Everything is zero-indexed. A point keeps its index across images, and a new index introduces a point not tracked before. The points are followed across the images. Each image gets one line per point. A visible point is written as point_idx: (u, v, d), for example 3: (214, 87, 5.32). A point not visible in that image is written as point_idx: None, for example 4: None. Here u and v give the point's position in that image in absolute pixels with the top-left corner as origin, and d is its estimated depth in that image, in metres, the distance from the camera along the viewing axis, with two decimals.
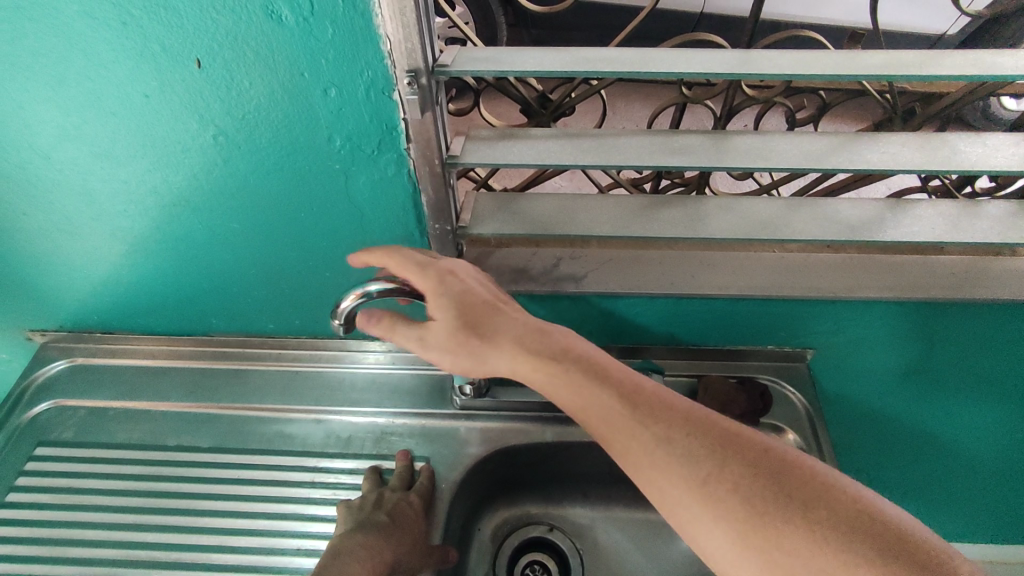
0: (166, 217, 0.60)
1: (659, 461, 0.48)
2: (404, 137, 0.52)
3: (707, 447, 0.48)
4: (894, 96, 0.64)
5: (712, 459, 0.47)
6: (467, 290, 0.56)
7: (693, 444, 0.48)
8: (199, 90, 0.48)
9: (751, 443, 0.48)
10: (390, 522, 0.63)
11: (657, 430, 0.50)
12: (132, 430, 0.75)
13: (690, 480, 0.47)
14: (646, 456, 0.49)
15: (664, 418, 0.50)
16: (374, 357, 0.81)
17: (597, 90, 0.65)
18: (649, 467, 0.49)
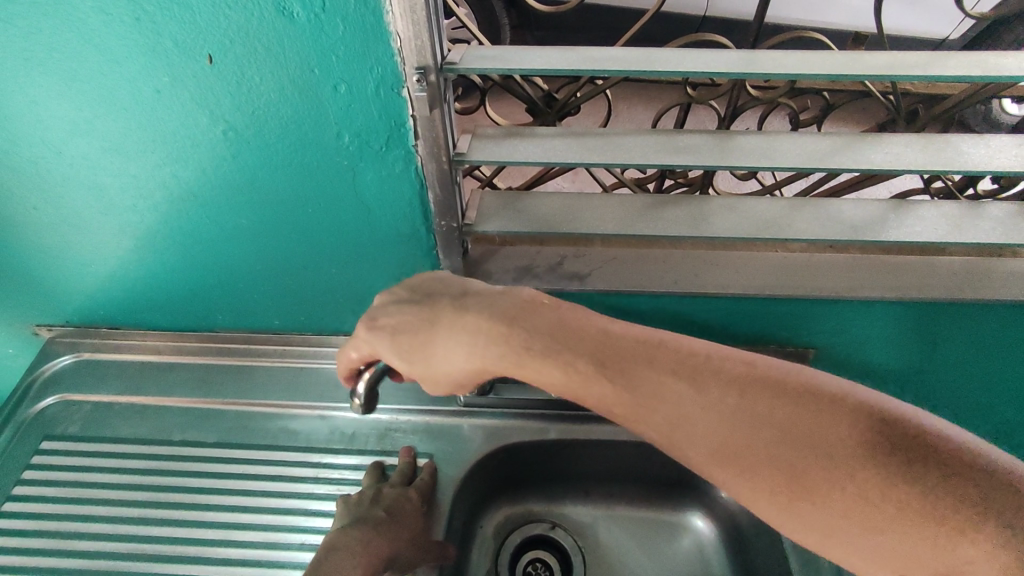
0: (174, 212, 0.60)
1: (769, 482, 0.44)
2: (411, 134, 0.52)
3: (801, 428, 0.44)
4: (898, 98, 0.65)
5: (825, 460, 0.43)
6: (424, 323, 0.55)
7: (795, 446, 0.44)
8: (211, 85, 0.49)
9: (859, 421, 0.44)
10: (386, 520, 0.64)
11: (749, 442, 0.45)
12: (137, 425, 0.75)
13: (762, 472, 0.45)
14: (753, 485, 0.45)
15: (756, 420, 0.45)
16: None
17: (602, 89, 0.65)
18: (752, 484, 0.45)
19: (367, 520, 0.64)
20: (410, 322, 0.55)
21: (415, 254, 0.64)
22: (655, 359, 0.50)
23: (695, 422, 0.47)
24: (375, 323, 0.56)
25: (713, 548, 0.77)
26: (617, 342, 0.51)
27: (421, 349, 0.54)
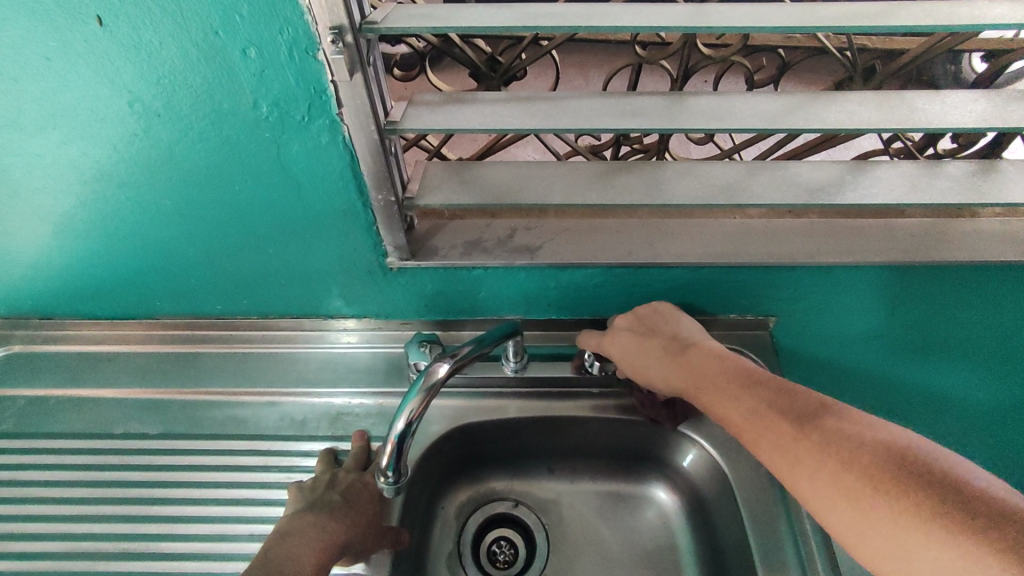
0: (90, 194, 0.56)
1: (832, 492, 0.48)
2: (335, 102, 0.48)
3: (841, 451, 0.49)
4: (854, 54, 0.62)
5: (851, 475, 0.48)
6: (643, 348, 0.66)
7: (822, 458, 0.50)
8: (107, 52, 0.44)
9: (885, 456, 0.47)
10: (341, 504, 0.62)
11: (835, 470, 0.49)
12: (75, 418, 0.72)
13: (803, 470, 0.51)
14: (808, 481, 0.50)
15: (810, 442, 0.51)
16: (354, 336, 0.76)
17: (547, 50, 0.61)
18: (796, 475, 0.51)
19: (322, 504, 0.62)
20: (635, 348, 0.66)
21: (354, 231, 0.61)
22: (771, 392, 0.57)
23: (791, 455, 0.52)
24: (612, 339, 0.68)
25: (676, 519, 0.77)
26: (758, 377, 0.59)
27: (636, 363, 0.67)
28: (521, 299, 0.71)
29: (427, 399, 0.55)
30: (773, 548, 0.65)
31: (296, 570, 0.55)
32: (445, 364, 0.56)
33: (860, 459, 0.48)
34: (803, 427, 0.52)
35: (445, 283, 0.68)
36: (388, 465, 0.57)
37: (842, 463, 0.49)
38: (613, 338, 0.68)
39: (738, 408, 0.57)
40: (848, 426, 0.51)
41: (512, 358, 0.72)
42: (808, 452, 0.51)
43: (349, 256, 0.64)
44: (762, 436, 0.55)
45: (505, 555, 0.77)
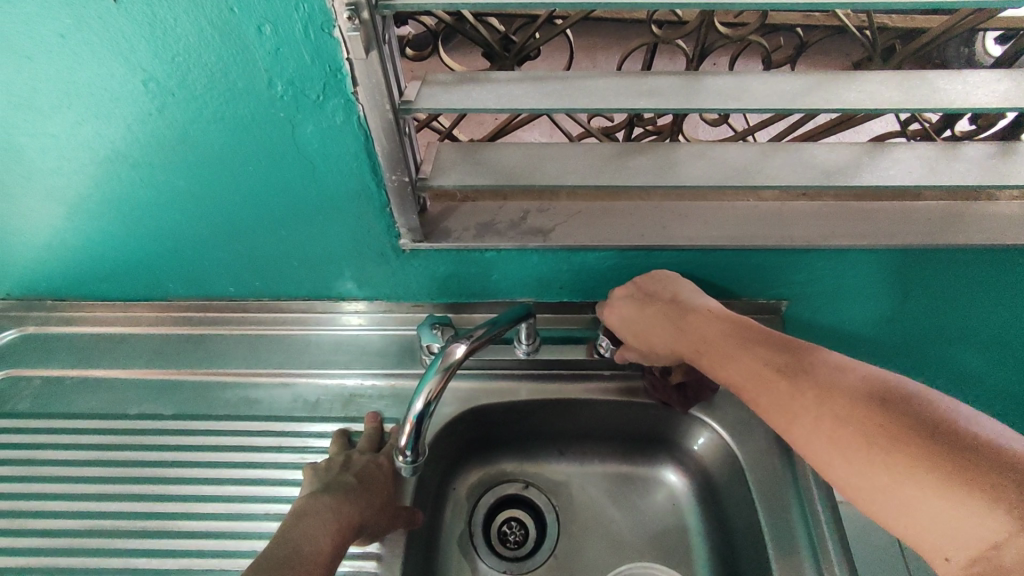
0: (103, 174, 0.56)
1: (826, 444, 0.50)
2: (351, 80, 0.48)
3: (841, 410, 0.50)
4: (875, 32, 0.61)
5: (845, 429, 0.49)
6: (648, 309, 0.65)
7: (818, 414, 0.51)
8: (121, 29, 0.44)
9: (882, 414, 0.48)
10: (357, 484, 0.63)
11: (832, 425, 0.50)
12: (90, 399, 0.73)
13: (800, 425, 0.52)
14: (802, 432, 0.52)
15: (810, 401, 0.52)
16: (360, 320, 0.76)
17: (562, 29, 0.60)
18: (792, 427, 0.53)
19: (338, 484, 0.62)
20: (640, 310, 0.65)
21: (368, 213, 0.61)
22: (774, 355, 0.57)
23: (790, 412, 0.53)
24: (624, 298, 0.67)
25: (686, 501, 0.77)
26: (761, 344, 0.58)
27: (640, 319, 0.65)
28: (533, 281, 0.71)
29: (444, 378, 0.55)
30: (784, 531, 0.65)
31: (315, 549, 0.54)
32: (462, 345, 0.56)
33: (856, 413, 0.49)
34: (802, 385, 0.53)
35: (457, 265, 0.68)
36: (406, 444, 0.57)
37: (840, 420, 0.49)
38: (620, 300, 0.67)
39: (739, 370, 0.58)
40: (844, 382, 0.51)
41: (524, 341, 0.71)
42: (808, 406, 0.52)
43: (361, 238, 0.64)
44: (760, 395, 0.56)
45: (516, 535, 0.78)
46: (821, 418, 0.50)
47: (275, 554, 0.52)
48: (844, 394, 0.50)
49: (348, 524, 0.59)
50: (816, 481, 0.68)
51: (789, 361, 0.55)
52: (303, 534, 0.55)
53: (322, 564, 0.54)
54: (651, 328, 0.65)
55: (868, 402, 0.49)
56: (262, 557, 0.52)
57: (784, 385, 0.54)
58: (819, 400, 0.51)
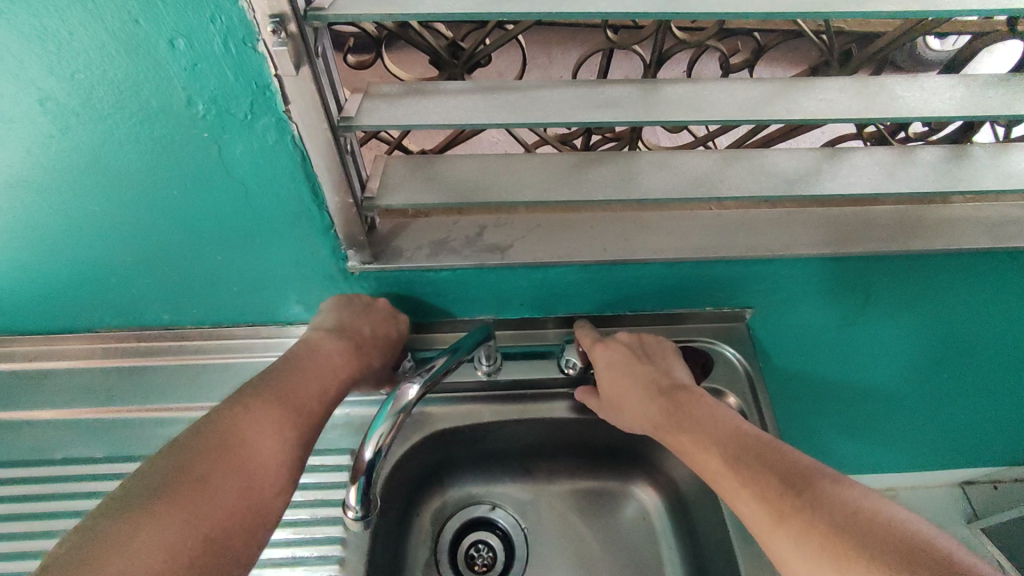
0: (7, 201, 0.50)
1: (771, 519, 0.48)
2: (281, 97, 0.44)
3: (792, 489, 0.49)
4: (832, 37, 0.59)
5: (792, 505, 0.48)
6: (622, 370, 0.65)
7: (768, 488, 0.50)
8: (7, 43, 0.38)
9: (830, 498, 0.47)
10: (343, 355, 0.60)
11: (781, 499, 0.49)
12: (12, 445, 0.67)
13: (746, 496, 0.51)
14: (750, 500, 0.51)
15: (760, 474, 0.51)
16: None
17: (514, 35, 0.57)
18: (739, 495, 0.51)
19: (349, 327, 0.60)
20: (616, 368, 0.65)
21: (310, 235, 0.56)
22: (729, 429, 0.56)
23: (740, 481, 0.52)
24: (607, 350, 0.67)
25: (655, 515, 0.76)
26: (722, 419, 0.58)
27: (613, 378, 0.65)
28: (493, 299, 0.68)
29: (398, 421, 0.52)
30: (756, 547, 0.64)
31: (316, 386, 0.57)
32: (416, 386, 0.52)
33: (808, 493, 0.48)
34: (753, 459, 0.52)
35: (412, 285, 0.64)
36: (356, 499, 0.53)
37: (789, 497, 0.48)
38: (606, 351, 0.67)
39: (696, 437, 0.57)
40: (794, 461, 0.51)
41: (484, 361, 0.70)
42: (759, 480, 0.51)
43: (305, 261, 0.60)
44: (712, 463, 0.55)
45: (484, 559, 0.75)
46: (769, 491, 0.49)
47: (283, 373, 0.56)
48: (795, 475, 0.50)
49: (326, 403, 0.57)
50: None
51: (744, 435, 0.55)
52: (313, 366, 0.58)
53: (320, 406, 0.56)
54: (622, 386, 0.64)
55: (818, 486, 0.48)
56: (240, 415, 0.51)
57: (736, 457, 0.53)
58: (771, 476, 0.50)
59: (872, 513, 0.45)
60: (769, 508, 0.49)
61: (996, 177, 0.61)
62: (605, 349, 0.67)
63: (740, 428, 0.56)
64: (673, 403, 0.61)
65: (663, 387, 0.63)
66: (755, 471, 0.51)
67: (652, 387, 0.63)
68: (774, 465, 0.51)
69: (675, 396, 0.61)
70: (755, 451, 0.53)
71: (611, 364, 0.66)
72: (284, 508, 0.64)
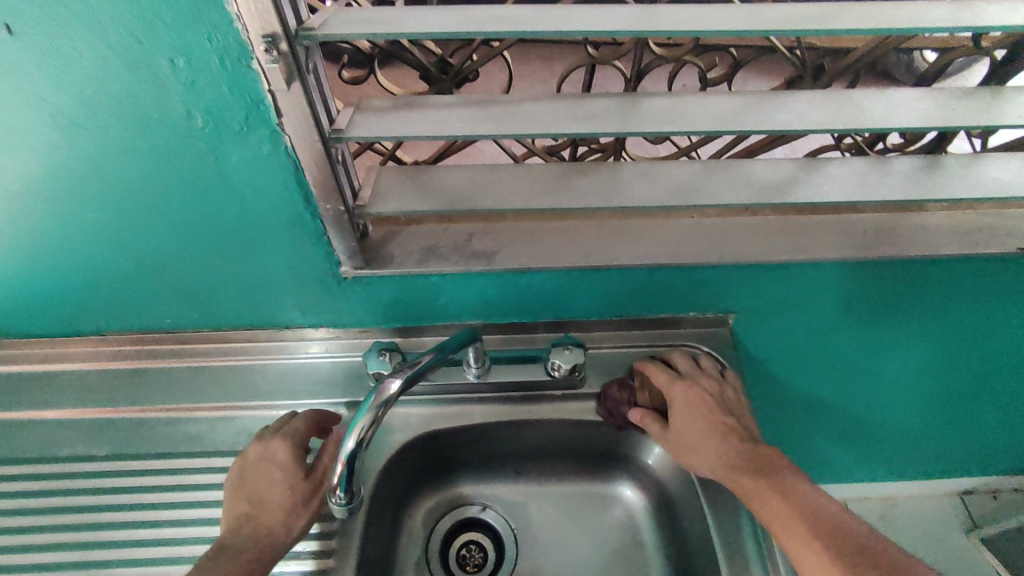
0: (18, 210, 0.53)
1: (795, 536, 0.56)
2: (274, 111, 0.47)
3: (816, 516, 0.56)
4: (804, 52, 0.62)
5: (814, 529, 0.55)
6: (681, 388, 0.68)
7: (793, 510, 0.57)
8: (20, 62, 0.42)
9: (846, 531, 0.55)
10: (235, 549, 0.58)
11: (804, 522, 0.56)
12: (20, 443, 0.70)
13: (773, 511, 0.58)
14: (775, 516, 0.58)
15: (787, 497, 0.58)
16: (319, 346, 0.74)
17: (500, 50, 0.60)
18: (766, 512, 0.58)
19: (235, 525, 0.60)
20: (672, 386, 0.69)
21: (304, 241, 0.59)
22: (761, 456, 0.63)
23: (768, 500, 0.59)
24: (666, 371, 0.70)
25: (641, 515, 0.78)
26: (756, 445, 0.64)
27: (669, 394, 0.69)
28: (481, 304, 0.70)
29: (377, 415, 0.54)
30: (736, 546, 0.66)
31: None
32: (396, 381, 0.55)
33: (828, 524, 0.56)
34: (781, 484, 0.59)
35: (403, 291, 0.67)
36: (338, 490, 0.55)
37: (812, 522, 0.56)
38: (662, 373, 0.70)
39: (732, 456, 0.63)
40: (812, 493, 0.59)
41: (473, 363, 0.71)
42: (785, 502, 0.58)
43: (300, 266, 0.62)
44: (741, 480, 0.61)
45: (474, 559, 0.77)
46: (796, 513, 0.57)
47: None
48: (817, 506, 0.57)
49: None
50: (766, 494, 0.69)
51: (774, 464, 0.62)
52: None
53: None
54: (674, 403, 0.68)
55: (837, 520, 0.56)
56: None
57: (766, 479, 0.60)
58: (795, 501, 0.58)
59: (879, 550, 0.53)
60: (795, 525, 0.56)
61: (968, 184, 0.63)
62: (665, 371, 0.70)
63: (772, 459, 0.62)
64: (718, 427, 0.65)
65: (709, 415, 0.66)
66: (783, 493, 0.58)
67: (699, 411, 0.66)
68: (801, 494, 0.58)
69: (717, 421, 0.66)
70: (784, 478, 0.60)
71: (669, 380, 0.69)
72: None
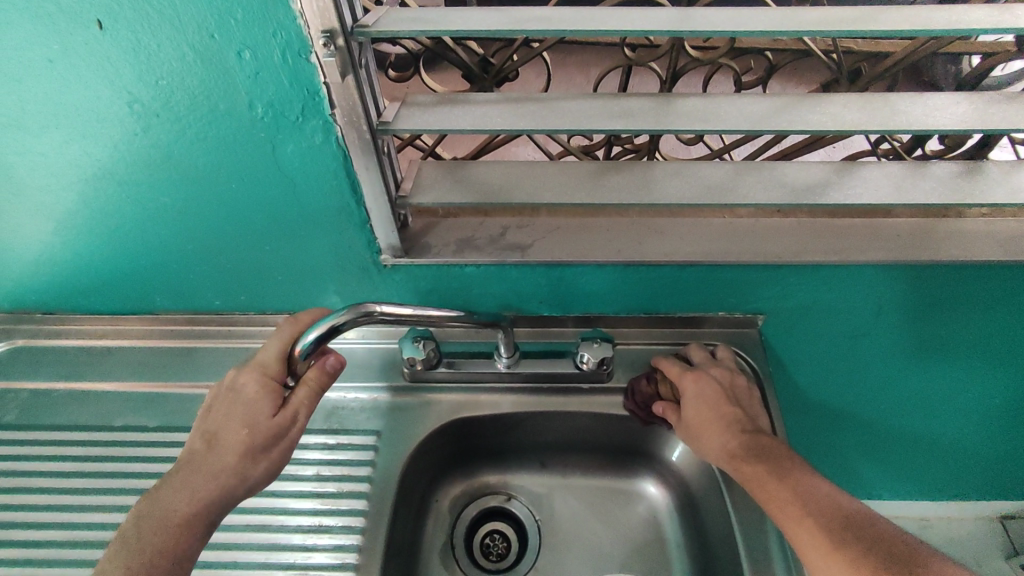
0: (93, 192, 0.58)
1: (797, 524, 0.54)
2: (328, 102, 0.50)
3: (818, 504, 0.54)
4: (840, 57, 0.63)
5: (814, 517, 0.54)
6: (690, 376, 0.68)
7: (794, 496, 0.55)
8: (106, 54, 0.46)
9: (848, 518, 0.53)
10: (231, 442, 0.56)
11: (805, 511, 0.54)
12: (77, 412, 0.74)
13: (775, 499, 0.56)
14: (776, 504, 0.56)
15: (787, 483, 0.56)
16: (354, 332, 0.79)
17: (539, 52, 0.62)
18: (767, 499, 0.57)
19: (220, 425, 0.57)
20: (682, 374, 0.68)
21: (348, 229, 0.62)
22: (765, 442, 0.61)
23: (768, 487, 0.57)
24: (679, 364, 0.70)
25: (665, 513, 0.78)
26: (761, 433, 0.62)
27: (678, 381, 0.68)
28: (513, 297, 0.73)
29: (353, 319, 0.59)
30: (758, 545, 0.66)
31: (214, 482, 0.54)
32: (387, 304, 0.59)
33: (829, 511, 0.54)
34: (783, 472, 0.57)
35: (438, 281, 0.70)
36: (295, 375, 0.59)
37: (814, 511, 0.54)
38: (674, 365, 0.70)
39: (735, 441, 0.61)
40: (816, 481, 0.57)
41: (502, 353, 0.73)
42: (785, 489, 0.56)
43: (344, 253, 0.66)
44: (742, 466, 0.59)
45: (499, 548, 0.79)
46: (797, 501, 0.55)
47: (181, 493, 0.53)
48: (819, 493, 0.55)
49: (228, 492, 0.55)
50: None
51: (777, 450, 0.60)
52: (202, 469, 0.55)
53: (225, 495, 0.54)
54: (683, 389, 0.67)
55: (841, 507, 0.54)
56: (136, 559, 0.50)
57: (767, 466, 0.58)
58: (797, 489, 0.56)
59: (882, 536, 0.51)
60: (797, 513, 0.54)
61: (1008, 190, 0.62)
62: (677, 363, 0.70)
63: (776, 445, 0.60)
64: (724, 412, 0.64)
65: (720, 403, 0.65)
66: (784, 480, 0.57)
67: (709, 399, 0.65)
68: (803, 481, 0.56)
69: (725, 408, 0.64)
70: (785, 464, 0.58)
71: (680, 369, 0.69)
72: (313, 481, 0.69)
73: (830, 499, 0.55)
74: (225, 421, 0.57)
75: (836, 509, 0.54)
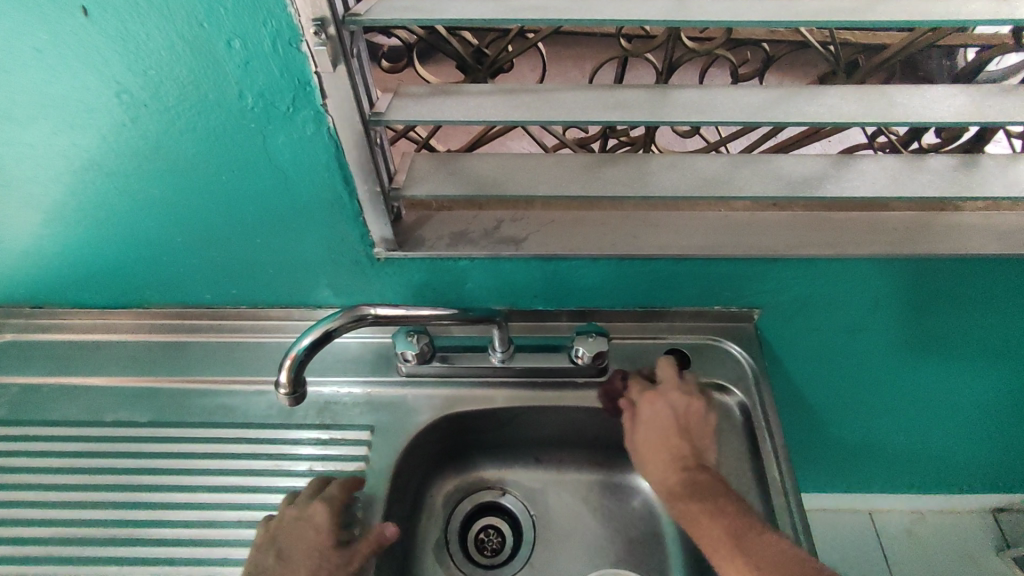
0: (82, 184, 0.57)
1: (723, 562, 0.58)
2: (319, 92, 0.49)
3: (744, 542, 0.58)
4: (837, 49, 0.62)
5: (739, 555, 0.57)
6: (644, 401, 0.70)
7: (722, 535, 0.59)
8: (94, 42, 0.45)
9: (773, 554, 0.57)
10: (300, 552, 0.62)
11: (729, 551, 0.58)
12: (68, 407, 0.74)
13: (706, 538, 0.61)
14: (708, 543, 0.60)
15: (715, 523, 0.60)
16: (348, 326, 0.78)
17: (534, 43, 0.61)
18: (700, 537, 0.61)
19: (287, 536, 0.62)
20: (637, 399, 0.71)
21: (341, 222, 0.62)
22: (704, 479, 0.64)
23: (698, 526, 0.61)
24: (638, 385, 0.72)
25: (659, 508, 0.78)
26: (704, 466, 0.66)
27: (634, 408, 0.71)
28: (508, 290, 0.72)
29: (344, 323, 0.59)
30: None
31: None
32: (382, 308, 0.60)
33: (754, 551, 0.57)
34: (714, 510, 0.61)
35: (432, 275, 0.69)
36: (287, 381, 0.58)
37: (738, 550, 0.58)
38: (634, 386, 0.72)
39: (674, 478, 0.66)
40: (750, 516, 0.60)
41: (497, 347, 0.73)
42: (714, 528, 0.60)
43: (337, 247, 0.65)
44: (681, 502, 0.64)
45: (493, 543, 0.79)
46: (722, 541, 0.59)
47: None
48: (747, 531, 0.59)
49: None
50: (787, 483, 0.68)
51: (714, 486, 0.63)
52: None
53: None
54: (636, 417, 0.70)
55: (768, 544, 0.57)
56: None
57: (700, 503, 0.62)
58: (726, 528, 0.59)
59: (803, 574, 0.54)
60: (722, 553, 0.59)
61: (1004, 183, 0.62)
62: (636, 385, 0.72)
63: (713, 482, 0.64)
64: (669, 445, 0.67)
65: (668, 432, 0.68)
66: (712, 520, 0.60)
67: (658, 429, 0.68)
68: (733, 518, 0.60)
69: (672, 439, 0.67)
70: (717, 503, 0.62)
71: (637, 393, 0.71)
72: (306, 476, 0.69)
73: (757, 536, 0.58)
74: (298, 544, 0.62)
75: (763, 547, 0.57)
